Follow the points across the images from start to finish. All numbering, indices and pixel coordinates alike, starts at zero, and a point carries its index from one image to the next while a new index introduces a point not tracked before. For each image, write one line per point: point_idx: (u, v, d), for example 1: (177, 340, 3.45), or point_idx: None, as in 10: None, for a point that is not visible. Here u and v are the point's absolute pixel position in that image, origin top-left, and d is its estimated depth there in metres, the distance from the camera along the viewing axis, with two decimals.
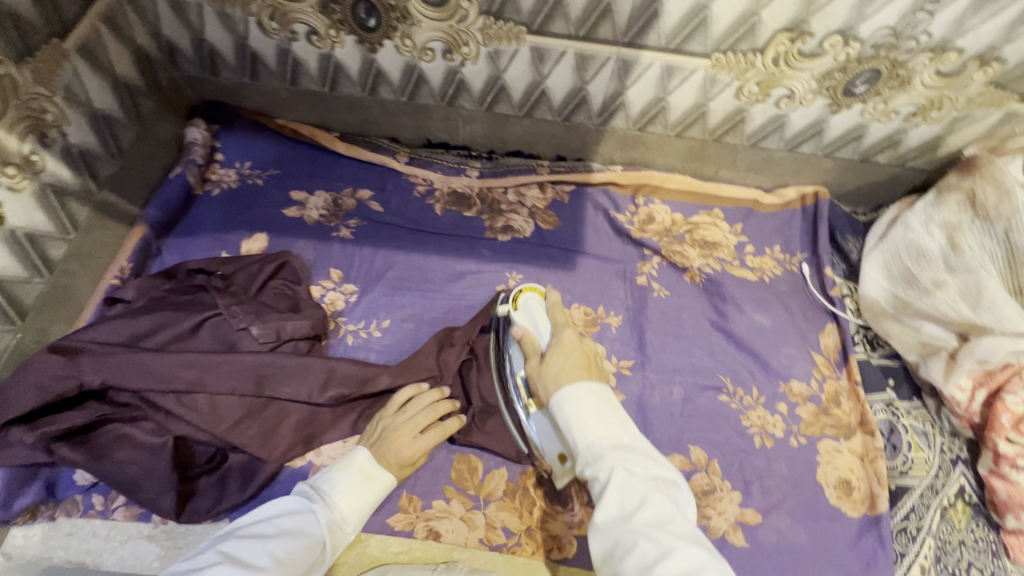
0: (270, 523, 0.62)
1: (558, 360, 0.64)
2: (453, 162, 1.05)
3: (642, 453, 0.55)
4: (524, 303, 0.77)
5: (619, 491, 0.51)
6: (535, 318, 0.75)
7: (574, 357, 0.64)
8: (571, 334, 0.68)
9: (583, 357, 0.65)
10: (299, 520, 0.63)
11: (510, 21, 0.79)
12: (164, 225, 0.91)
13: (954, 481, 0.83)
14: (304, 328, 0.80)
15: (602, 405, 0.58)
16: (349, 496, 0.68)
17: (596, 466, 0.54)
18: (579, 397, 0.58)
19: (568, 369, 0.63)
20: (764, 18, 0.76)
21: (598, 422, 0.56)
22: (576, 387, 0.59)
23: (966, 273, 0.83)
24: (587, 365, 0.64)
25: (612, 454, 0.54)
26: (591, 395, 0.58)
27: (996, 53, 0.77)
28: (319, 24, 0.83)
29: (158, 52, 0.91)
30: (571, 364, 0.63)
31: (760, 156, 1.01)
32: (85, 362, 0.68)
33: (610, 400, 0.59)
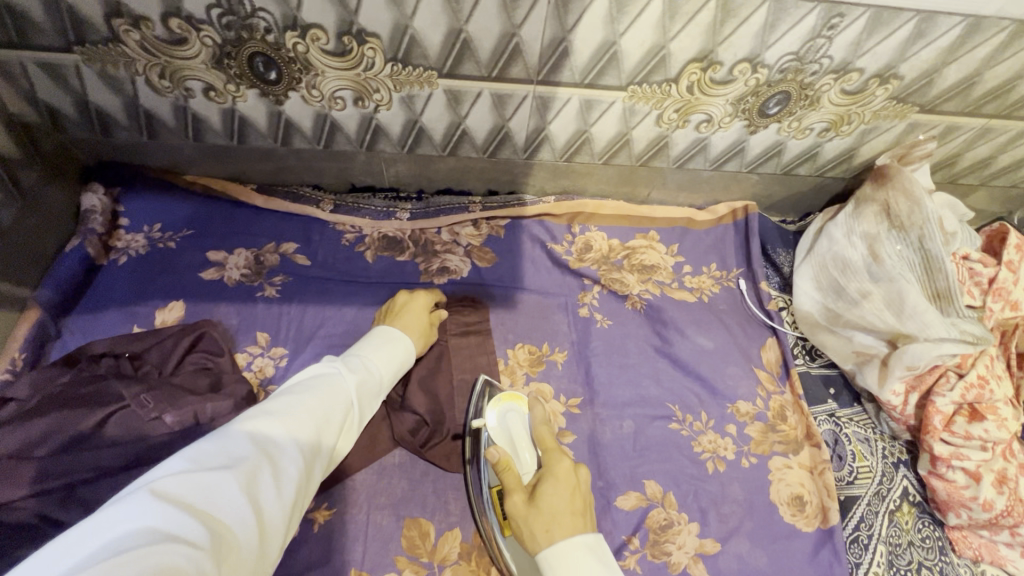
0: (303, 383, 0.60)
1: (553, 499, 0.59)
2: (382, 206, 1.01)
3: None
4: (504, 418, 0.77)
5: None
6: (517, 436, 0.75)
7: (569, 498, 0.60)
8: (566, 464, 0.64)
9: (580, 499, 0.60)
10: (334, 382, 0.61)
11: (418, 67, 0.76)
12: (62, 305, 0.83)
13: (898, 484, 0.85)
14: (227, 408, 0.73)
15: (601, 566, 0.54)
16: (375, 364, 0.68)
17: None
18: (576, 557, 0.54)
19: (563, 512, 0.58)
20: (672, 50, 0.75)
21: None
22: (573, 544, 0.55)
23: (888, 281, 0.85)
24: (583, 508, 0.59)
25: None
26: (586, 552, 0.54)
27: (894, 71, 0.80)
28: (215, 80, 0.78)
29: (38, 117, 0.83)
30: (567, 507, 0.59)
31: (689, 176, 1.02)
32: None
33: (606, 558, 0.55)
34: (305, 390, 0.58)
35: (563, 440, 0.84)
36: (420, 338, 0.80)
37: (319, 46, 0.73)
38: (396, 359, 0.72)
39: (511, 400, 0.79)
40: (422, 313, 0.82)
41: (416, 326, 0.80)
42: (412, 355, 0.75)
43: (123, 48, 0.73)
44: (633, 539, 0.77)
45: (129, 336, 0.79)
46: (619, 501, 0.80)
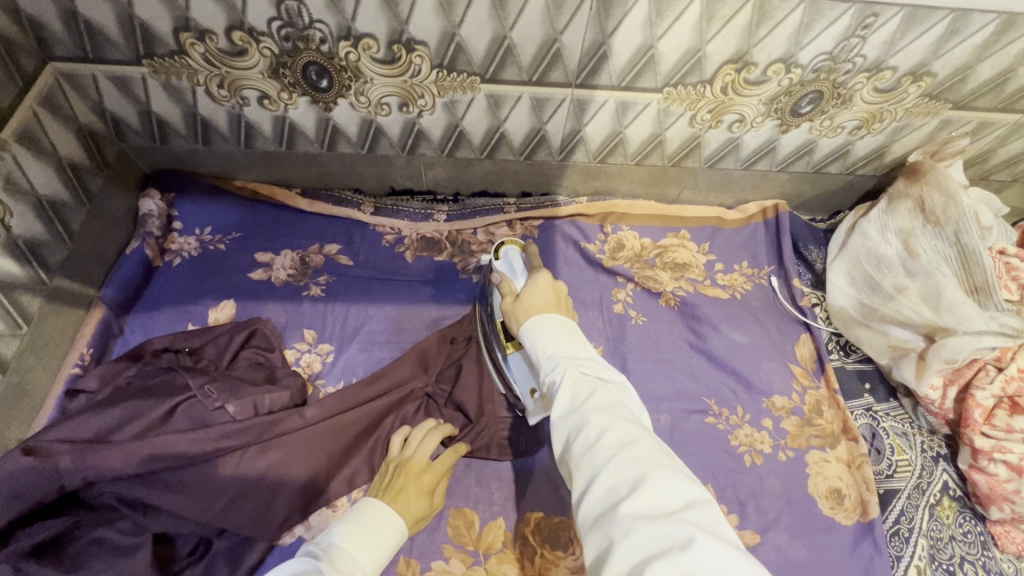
0: (343, 531, 0.61)
1: (533, 296, 0.65)
2: (420, 207, 1.04)
3: (595, 360, 0.55)
4: (504, 255, 0.78)
5: (569, 390, 0.52)
6: (513, 264, 0.76)
7: (546, 295, 0.65)
8: (546, 275, 0.68)
9: (554, 295, 0.66)
10: (374, 532, 0.62)
11: (462, 73, 0.80)
12: (124, 304, 0.88)
13: (938, 478, 0.85)
14: (284, 400, 0.77)
15: (559, 324, 0.59)
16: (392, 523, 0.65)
17: (550, 370, 0.55)
18: (544, 323, 0.59)
19: (539, 304, 0.64)
20: (708, 52, 0.78)
21: (557, 335, 0.57)
22: (544, 317, 0.60)
23: (924, 276, 0.87)
24: (558, 303, 0.65)
25: (567, 360, 0.54)
26: (555, 322, 0.60)
27: (927, 69, 0.81)
28: (269, 88, 0.82)
29: (104, 126, 0.88)
30: (543, 300, 0.64)
31: (719, 176, 1.04)
32: (64, 463, 0.63)
33: (571, 324, 0.60)
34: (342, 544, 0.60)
35: None
36: (417, 523, 0.69)
37: (370, 55, 0.77)
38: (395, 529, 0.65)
39: (511, 243, 0.81)
40: (422, 496, 0.71)
41: (417, 509, 0.69)
42: (403, 535, 0.65)
43: (188, 60, 0.78)
44: None
45: (187, 333, 0.83)
46: None
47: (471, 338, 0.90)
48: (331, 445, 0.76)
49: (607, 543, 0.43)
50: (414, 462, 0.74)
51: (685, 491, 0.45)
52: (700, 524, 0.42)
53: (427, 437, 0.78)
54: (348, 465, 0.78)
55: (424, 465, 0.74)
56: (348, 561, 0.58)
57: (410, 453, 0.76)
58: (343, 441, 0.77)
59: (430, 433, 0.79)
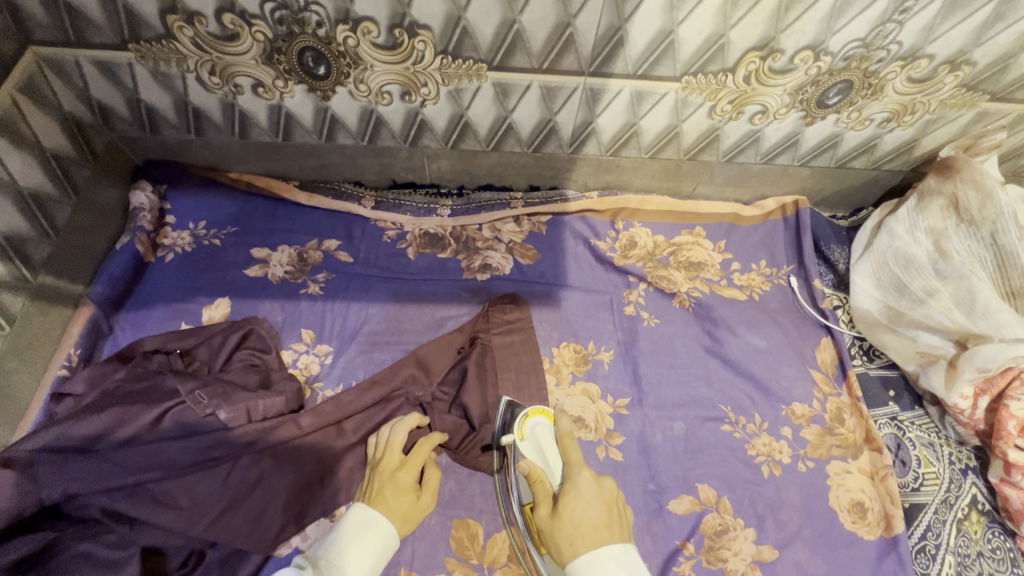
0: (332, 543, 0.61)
1: (578, 509, 0.60)
2: (423, 203, 1.00)
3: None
4: (532, 433, 0.75)
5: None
6: (547, 448, 0.73)
7: (593, 510, 0.60)
8: (587, 476, 0.63)
9: (603, 505, 0.61)
10: (364, 544, 0.61)
11: (469, 59, 0.75)
12: (114, 301, 0.84)
13: (967, 491, 0.81)
14: (278, 406, 0.73)
15: (627, 573, 0.55)
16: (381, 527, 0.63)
17: None
18: (603, 567, 0.55)
19: (588, 526, 0.58)
20: (733, 38, 0.72)
21: None
22: (602, 557, 0.56)
23: (956, 279, 0.83)
24: (609, 519, 0.59)
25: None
26: (614, 562, 0.56)
27: (966, 57, 0.76)
28: (264, 75, 0.78)
29: (90, 115, 0.84)
30: (590, 518, 0.59)
31: (738, 170, 0.99)
32: (44, 474, 0.61)
33: (633, 566, 0.56)
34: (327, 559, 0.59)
35: (611, 442, 0.81)
36: (408, 522, 0.66)
37: (370, 40, 0.72)
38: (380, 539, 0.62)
39: (537, 414, 0.77)
40: (404, 493, 0.67)
41: (402, 507, 0.66)
42: (396, 535, 0.64)
43: (176, 45, 0.73)
44: (687, 545, 0.75)
45: (178, 333, 0.79)
46: (671, 504, 0.78)
47: (474, 339, 0.86)
48: (327, 451, 0.73)
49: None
50: (386, 460, 0.70)
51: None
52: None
53: (395, 427, 0.73)
54: (341, 469, 0.73)
55: (397, 460, 0.70)
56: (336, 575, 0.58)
57: (383, 447, 0.72)
58: (339, 448, 0.74)
59: (400, 423, 0.74)
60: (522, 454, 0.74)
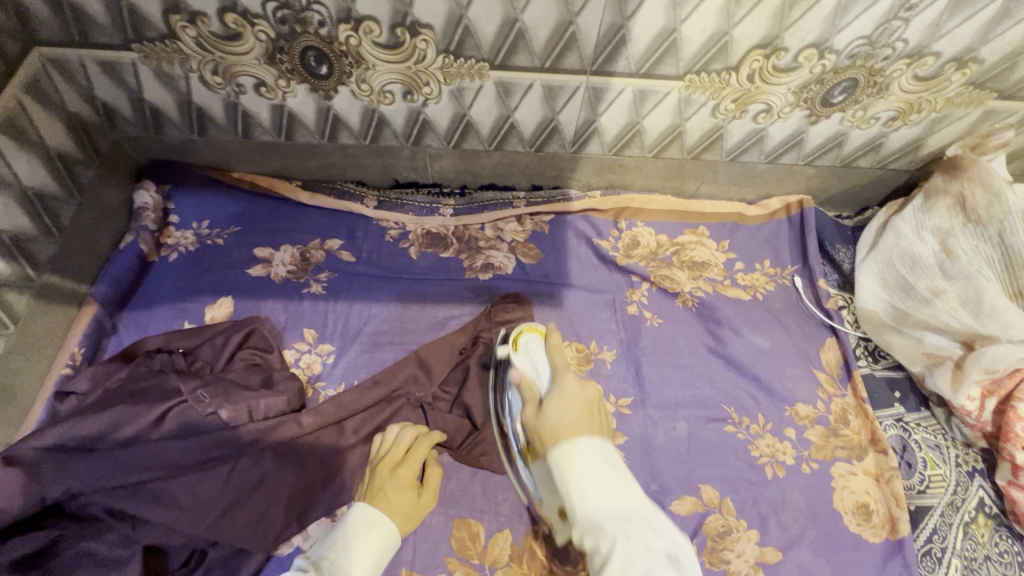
0: (334, 542, 0.60)
1: (560, 407, 0.59)
2: (425, 202, 1.00)
3: (646, 523, 0.48)
4: (524, 345, 0.76)
5: (620, 568, 0.45)
6: (535, 361, 0.72)
7: (575, 406, 0.58)
8: (572, 379, 0.63)
9: (585, 406, 0.59)
10: (366, 542, 0.61)
11: (470, 58, 0.75)
12: (117, 300, 0.84)
13: (974, 494, 0.80)
14: (279, 405, 0.73)
15: (605, 465, 0.52)
16: (383, 525, 0.63)
17: (595, 538, 0.48)
18: (578, 454, 0.52)
19: (568, 421, 0.57)
20: (736, 36, 0.72)
21: (600, 485, 0.50)
22: (577, 444, 0.53)
23: (963, 278, 0.82)
24: (590, 416, 0.58)
25: (616, 523, 0.48)
26: (593, 455, 0.52)
27: (973, 54, 0.75)
28: (266, 75, 0.78)
29: (95, 116, 0.84)
30: (572, 415, 0.57)
31: (742, 170, 0.98)
32: (46, 473, 0.61)
33: (613, 457, 0.53)
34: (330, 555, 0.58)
35: (614, 441, 0.81)
36: (408, 520, 0.67)
37: (371, 39, 0.72)
38: (382, 539, 0.62)
39: (529, 333, 0.78)
40: (405, 491, 0.68)
41: (402, 505, 0.67)
42: (397, 534, 0.64)
43: (179, 45, 0.73)
44: None
45: (181, 332, 0.79)
46: (673, 505, 0.77)
47: (476, 339, 0.86)
48: (327, 452, 0.73)
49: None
50: (390, 457, 0.71)
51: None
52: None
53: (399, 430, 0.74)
54: (345, 469, 0.73)
55: (401, 457, 0.71)
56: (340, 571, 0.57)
57: (388, 446, 0.73)
58: (340, 448, 0.74)
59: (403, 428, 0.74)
60: (513, 365, 0.74)
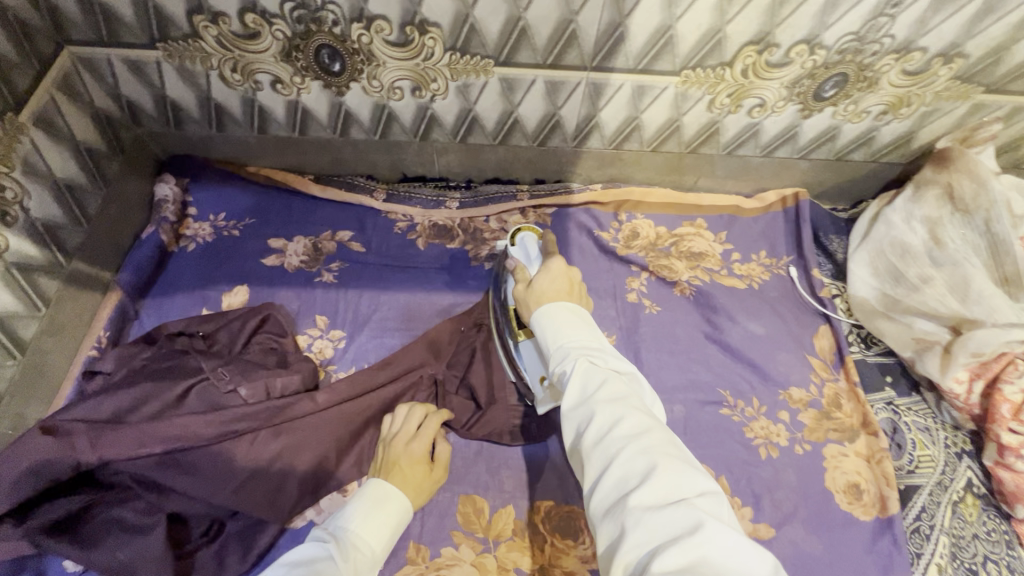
0: (352, 515, 0.64)
1: (545, 281, 0.64)
2: (431, 195, 1.03)
3: (605, 349, 0.54)
4: (521, 240, 0.80)
5: (580, 379, 0.51)
6: (528, 251, 0.77)
7: (558, 281, 0.64)
8: (559, 260, 0.67)
9: (568, 281, 0.64)
10: (383, 517, 0.64)
11: (476, 56, 0.78)
12: (139, 288, 0.88)
13: (962, 474, 0.82)
14: (295, 385, 0.77)
15: (574, 314, 0.58)
16: (396, 501, 0.67)
17: (561, 361, 0.54)
18: (556, 312, 0.59)
19: (550, 290, 0.63)
20: (729, 33, 0.75)
21: (570, 327, 0.57)
22: (555, 304, 0.59)
23: (952, 266, 0.85)
24: (571, 290, 0.63)
25: (578, 348, 0.54)
26: (567, 311, 0.59)
27: (959, 49, 0.78)
28: (283, 72, 0.82)
29: (119, 112, 0.89)
30: (554, 287, 0.63)
31: (738, 163, 1.01)
32: (81, 441, 0.65)
33: (582, 313, 0.59)
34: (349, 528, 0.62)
35: None
36: (421, 493, 0.71)
37: (382, 37, 0.76)
38: (395, 515, 0.66)
39: (527, 231, 0.82)
40: (417, 463, 0.72)
41: (415, 478, 0.71)
42: (410, 509, 0.68)
43: (201, 43, 0.77)
44: None
45: (200, 317, 0.83)
46: None
47: (481, 324, 0.90)
48: (339, 429, 0.77)
49: (617, 531, 0.43)
50: (402, 433, 0.75)
51: (701, 484, 0.44)
52: (712, 513, 0.42)
53: (410, 412, 0.78)
54: (355, 445, 0.78)
55: (413, 432, 0.75)
56: (359, 544, 0.61)
57: (398, 424, 0.77)
58: (352, 426, 0.78)
59: (413, 410, 0.78)
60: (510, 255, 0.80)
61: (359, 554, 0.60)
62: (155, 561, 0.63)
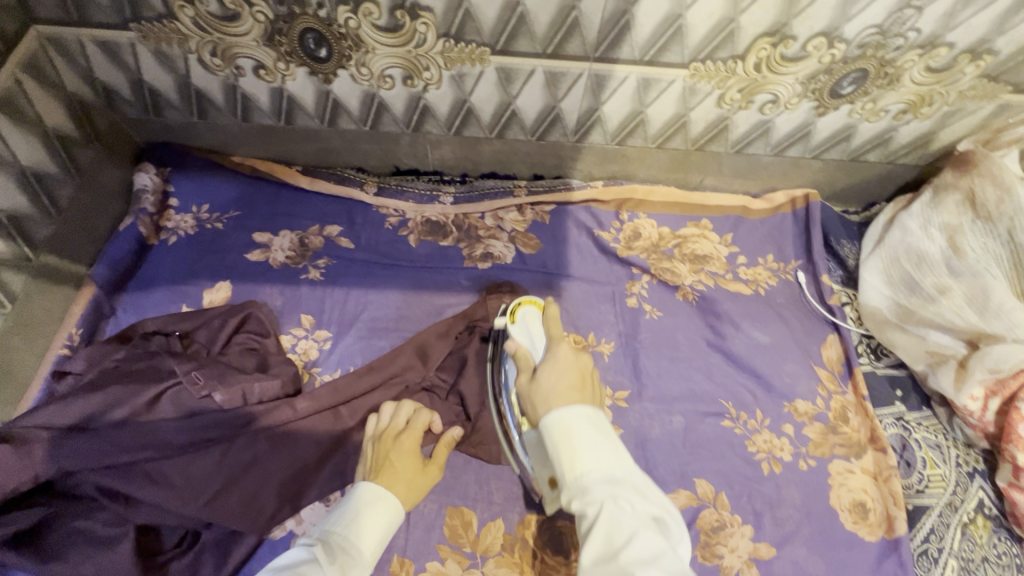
0: (338, 518, 0.62)
1: (553, 376, 0.59)
2: (425, 189, 0.98)
3: (635, 488, 0.49)
4: (521, 318, 0.77)
5: (605, 531, 0.47)
6: (531, 331, 0.75)
7: (568, 375, 0.58)
8: (566, 349, 0.63)
9: (577, 376, 0.59)
10: (370, 519, 0.62)
11: (472, 43, 0.73)
12: (115, 283, 0.84)
13: (974, 495, 0.78)
14: (274, 389, 0.73)
15: (596, 432, 0.52)
16: (385, 501, 0.64)
17: (583, 501, 0.49)
18: (572, 426, 0.52)
19: (560, 389, 0.57)
20: (743, 23, 0.70)
21: (589, 449, 0.51)
22: (569, 414, 0.53)
23: (970, 277, 0.80)
24: (582, 386, 0.58)
25: (603, 488, 0.49)
26: (585, 421, 0.53)
27: (988, 45, 0.73)
28: (266, 57, 0.77)
29: (94, 96, 0.84)
30: (564, 384, 0.58)
31: (747, 162, 0.96)
32: (41, 450, 0.62)
33: (605, 426, 0.53)
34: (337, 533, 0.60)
35: None
36: (413, 490, 0.68)
37: (371, 22, 0.71)
38: (383, 518, 0.63)
39: (528, 305, 0.80)
40: (408, 457, 0.70)
41: (406, 472, 0.69)
42: (402, 508, 0.65)
43: (178, 25, 0.73)
44: None
45: (179, 315, 0.79)
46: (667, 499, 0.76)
47: (472, 327, 0.86)
48: (321, 436, 0.73)
49: None
50: (391, 428, 0.74)
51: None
52: None
53: (398, 411, 0.75)
54: (339, 451, 0.74)
55: (401, 428, 0.74)
56: (346, 547, 0.59)
57: (386, 424, 0.75)
58: (334, 432, 0.74)
59: (397, 412, 0.76)
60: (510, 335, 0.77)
61: (347, 558, 0.58)
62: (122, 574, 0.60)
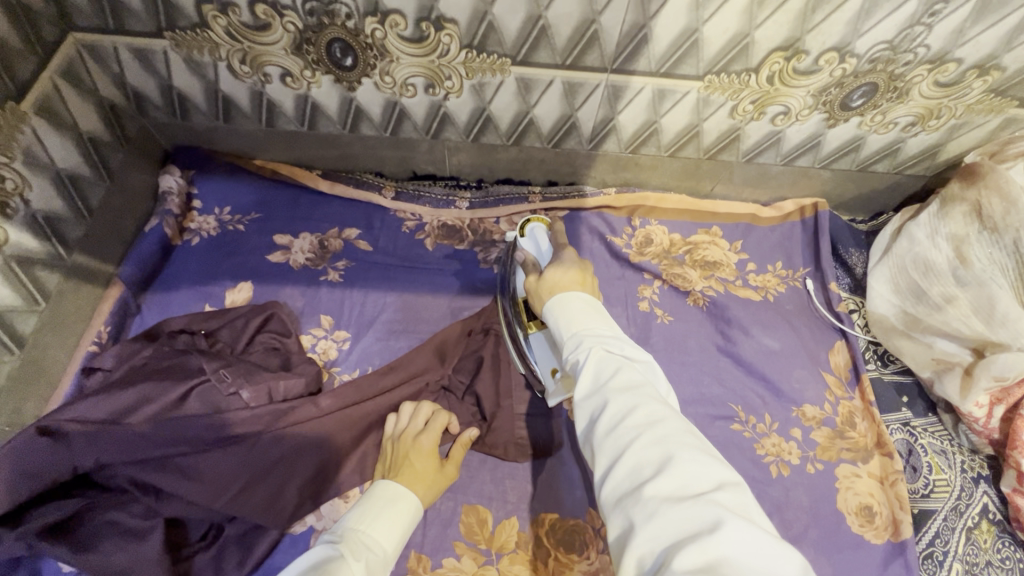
0: (359, 515, 0.63)
1: (558, 275, 0.63)
2: (442, 194, 1.01)
3: (622, 339, 0.52)
4: (530, 231, 0.78)
5: (593, 367, 0.49)
6: (539, 243, 0.76)
7: (571, 272, 0.63)
8: (571, 253, 0.67)
9: (580, 274, 0.63)
10: (390, 516, 0.64)
11: (493, 54, 0.76)
12: (142, 282, 0.87)
13: (978, 500, 0.80)
14: (298, 388, 0.76)
15: (588, 307, 0.56)
16: (404, 500, 0.66)
17: (575, 349, 0.52)
18: (570, 305, 0.57)
19: (563, 283, 0.62)
20: (757, 38, 0.72)
21: (583, 318, 0.55)
22: (569, 298, 0.58)
23: (976, 286, 0.82)
24: (584, 281, 0.62)
25: (592, 337, 0.52)
26: (580, 302, 0.57)
27: (995, 62, 0.76)
28: (292, 65, 0.79)
29: (125, 100, 0.87)
30: (568, 281, 0.62)
31: (757, 171, 0.98)
32: (78, 443, 0.64)
33: (599, 306, 0.57)
34: (358, 529, 0.61)
35: None
36: (431, 488, 0.71)
37: (397, 32, 0.73)
38: (402, 517, 0.65)
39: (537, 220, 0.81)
40: (428, 457, 0.72)
41: (425, 472, 0.71)
42: (420, 508, 0.67)
43: (210, 34, 0.75)
44: None
45: (204, 314, 0.81)
46: None
47: (487, 328, 0.88)
48: (342, 435, 0.75)
49: (628, 524, 0.40)
50: (410, 429, 0.76)
51: (722, 477, 0.41)
52: (733, 508, 0.39)
53: (416, 411, 0.78)
54: (358, 448, 0.77)
55: (420, 429, 0.76)
56: (369, 542, 0.60)
57: (404, 423, 0.77)
58: (354, 431, 0.76)
59: (416, 412, 0.78)
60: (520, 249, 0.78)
61: (371, 553, 0.59)
62: (152, 565, 0.62)
